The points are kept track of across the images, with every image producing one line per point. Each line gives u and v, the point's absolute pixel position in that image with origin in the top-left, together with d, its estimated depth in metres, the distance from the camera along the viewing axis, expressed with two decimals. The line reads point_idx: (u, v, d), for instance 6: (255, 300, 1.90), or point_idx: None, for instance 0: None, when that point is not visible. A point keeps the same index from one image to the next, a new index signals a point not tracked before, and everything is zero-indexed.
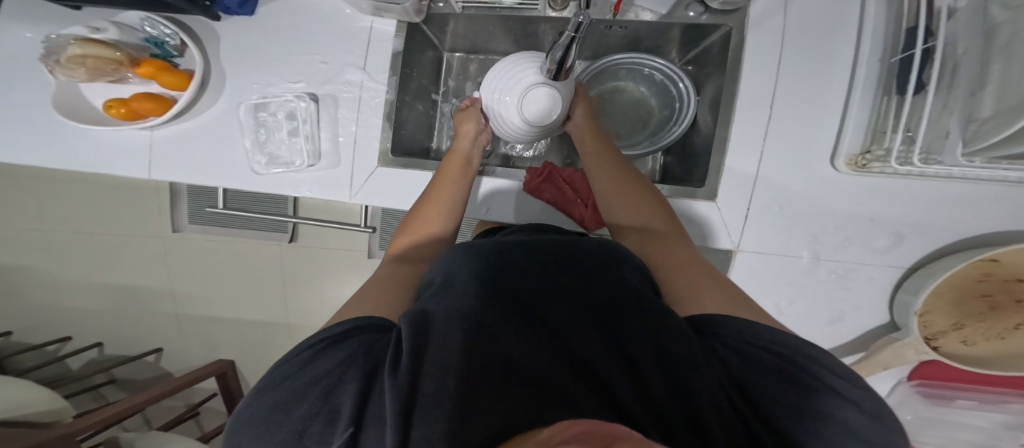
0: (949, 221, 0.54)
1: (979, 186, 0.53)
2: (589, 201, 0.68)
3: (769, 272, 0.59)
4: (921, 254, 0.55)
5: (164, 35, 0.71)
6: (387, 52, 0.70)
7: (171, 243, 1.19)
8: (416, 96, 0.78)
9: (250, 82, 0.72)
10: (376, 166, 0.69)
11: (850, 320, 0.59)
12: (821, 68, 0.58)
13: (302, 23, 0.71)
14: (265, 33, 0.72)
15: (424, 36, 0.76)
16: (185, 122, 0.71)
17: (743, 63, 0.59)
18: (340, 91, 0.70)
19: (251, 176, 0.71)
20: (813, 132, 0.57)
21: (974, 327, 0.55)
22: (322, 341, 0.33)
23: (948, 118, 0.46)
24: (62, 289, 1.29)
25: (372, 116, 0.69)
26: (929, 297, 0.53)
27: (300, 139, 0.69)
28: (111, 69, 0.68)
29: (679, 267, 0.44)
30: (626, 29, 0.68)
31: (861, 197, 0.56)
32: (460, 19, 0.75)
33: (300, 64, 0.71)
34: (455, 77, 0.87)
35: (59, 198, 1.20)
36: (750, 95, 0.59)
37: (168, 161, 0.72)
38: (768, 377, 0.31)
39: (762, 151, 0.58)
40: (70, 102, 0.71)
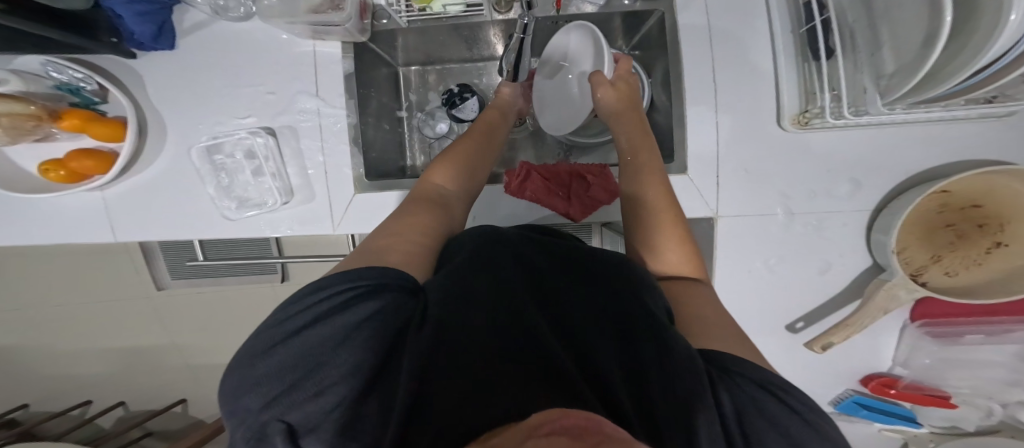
0: (907, 159, 0.56)
1: (932, 125, 0.55)
2: (570, 191, 0.69)
3: (750, 235, 0.61)
4: (881, 197, 0.57)
5: (77, 81, 0.69)
6: (338, 74, 0.70)
7: (158, 299, 1.17)
8: (379, 115, 0.78)
9: (196, 125, 0.71)
10: (349, 194, 0.69)
11: (837, 267, 0.61)
12: (760, 34, 0.59)
13: (252, 59, 0.71)
14: (210, 73, 0.71)
15: (374, 54, 0.76)
16: (131, 176, 0.71)
17: (681, 41, 0.60)
18: (297, 121, 0.70)
19: (223, 223, 0.71)
20: (765, 94, 0.59)
21: (951, 256, 0.56)
22: (360, 288, 0.35)
23: (860, 76, 0.47)
24: (60, 361, 1.27)
25: (336, 143, 0.70)
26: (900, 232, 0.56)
27: (266, 178, 0.68)
28: (32, 125, 0.66)
29: None
30: (571, 23, 0.69)
31: (821, 150, 0.58)
32: (408, 33, 0.75)
33: (253, 101, 0.71)
34: (416, 89, 0.87)
35: (30, 274, 1.17)
36: (697, 70, 0.60)
37: (130, 219, 0.71)
38: (757, 403, 0.30)
39: (719, 122, 0.60)
40: (11, 171, 0.70)
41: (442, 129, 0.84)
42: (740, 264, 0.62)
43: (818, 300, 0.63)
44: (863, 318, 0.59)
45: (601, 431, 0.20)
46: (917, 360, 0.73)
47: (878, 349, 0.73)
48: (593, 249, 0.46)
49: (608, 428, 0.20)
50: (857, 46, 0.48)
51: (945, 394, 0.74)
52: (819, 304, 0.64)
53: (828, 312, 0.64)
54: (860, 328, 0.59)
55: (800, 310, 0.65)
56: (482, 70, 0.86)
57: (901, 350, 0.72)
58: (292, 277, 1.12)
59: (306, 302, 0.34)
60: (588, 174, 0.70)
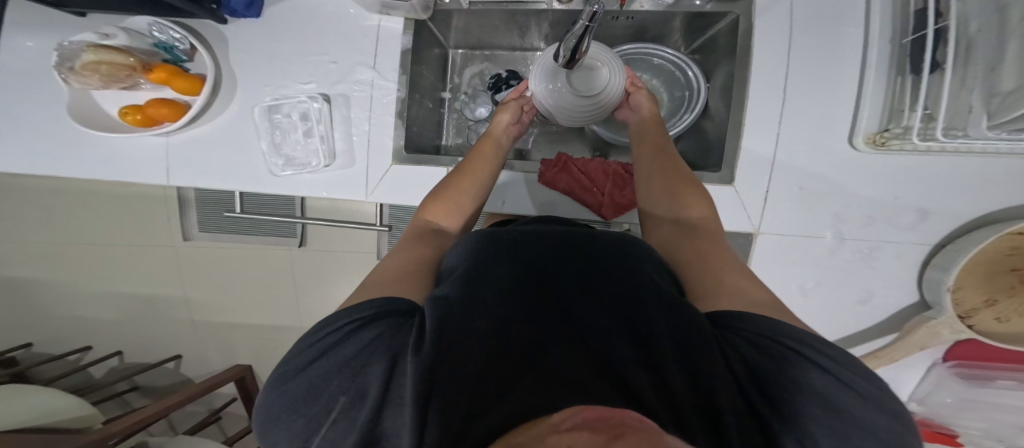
0: (974, 194, 0.53)
1: (1008, 162, 0.52)
2: (605, 189, 0.68)
3: (793, 255, 0.59)
4: (943, 231, 0.55)
5: (174, 40, 0.71)
6: (394, 50, 0.71)
7: (187, 250, 1.21)
8: (424, 93, 0.78)
9: (261, 85, 0.73)
10: (390, 163, 0.70)
11: (878, 299, 0.59)
12: (835, 49, 0.57)
13: (310, 27, 0.73)
14: (271, 35, 0.73)
15: (431, 33, 0.77)
16: (195, 128, 0.73)
17: (752, 49, 0.59)
18: (351, 91, 0.71)
19: (269, 178, 0.72)
20: (830, 111, 0.57)
21: (1008, 302, 0.54)
22: (343, 327, 0.34)
23: (968, 93, 0.46)
24: (83, 298, 1.32)
25: (383, 115, 0.71)
26: (961, 273, 0.52)
27: (315, 139, 0.70)
28: (124, 75, 0.70)
29: (722, 258, 0.43)
30: (632, 20, 0.68)
31: (881, 176, 0.56)
32: (465, 15, 0.75)
33: (312, 66, 0.72)
34: (461, 72, 0.87)
35: (74, 210, 1.23)
36: (762, 80, 0.59)
37: (185, 166, 0.73)
38: (783, 366, 0.30)
39: (778, 134, 0.58)
40: (89, 110, 0.73)
41: (482, 113, 0.83)
42: (778, 284, 0.60)
43: (852, 330, 0.61)
44: (896, 352, 0.58)
45: (623, 425, 0.20)
46: (938, 400, 0.70)
47: (901, 387, 0.70)
48: (596, 234, 0.41)
49: (629, 420, 0.21)
50: (975, 60, 0.46)
51: (955, 433, 0.70)
52: (850, 334, 0.61)
53: (859, 344, 0.61)
54: (891, 361, 0.58)
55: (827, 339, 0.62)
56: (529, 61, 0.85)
57: (925, 391, 0.70)
58: (311, 244, 1.14)
59: (307, 342, 0.35)
60: (627, 172, 0.70)
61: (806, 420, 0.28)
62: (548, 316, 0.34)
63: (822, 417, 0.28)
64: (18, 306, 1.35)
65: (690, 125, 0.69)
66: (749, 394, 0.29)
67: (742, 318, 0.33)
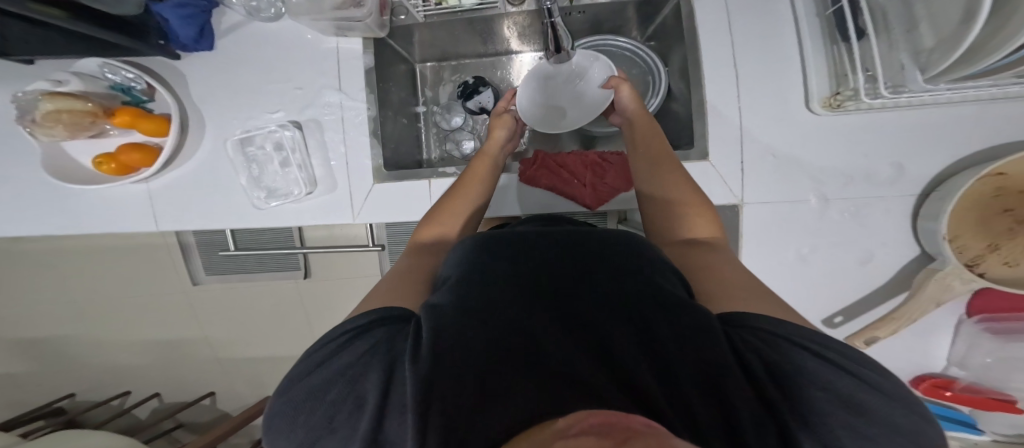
0: (940, 143, 0.53)
1: (965, 108, 0.52)
2: (586, 180, 0.68)
3: (786, 223, 0.58)
4: (922, 182, 0.55)
5: (129, 81, 0.75)
6: (357, 69, 0.74)
7: (196, 293, 1.23)
8: (397, 111, 0.81)
9: (229, 119, 0.75)
10: (370, 184, 0.73)
11: (879, 257, 0.58)
12: (774, 22, 0.58)
13: (278, 58, 0.75)
14: (235, 70, 0.76)
15: (392, 50, 0.79)
16: (173, 170, 0.75)
17: (699, 28, 0.59)
18: (320, 115, 0.74)
19: (253, 211, 0.75)
20: (787, 79, 0.57)
21: (1013, 244, 0.52)
22: (348, 332, 0.36)
23: (897, 54, 0.47)
24: (108, 351, 1.35)
25: (358, 135, 0.73)
26: (954, 221, 0.52)
27: (293, 169, 0.73)
28: (88, 121, 0.72)
29: (712, 267, 0.43)
30: (585, 14, 0.68)
31: (850, 136, 0.56)
32: (423, 28, 0.77)
33: (278, 96, 0.75)
34: (431, 85, 0.89)
35: (76, 268, 1.25)
36: (715, 57, 0.58)
37: (171, 209, 0.76)
38: (790, 361, 0.30)
39: (741, 109, 0.58)
40: (69, 166, 0.75)
41: (457, 122, 0.86)
42: (776, 255, 0.60)
43: (859, 291, 0.60)
44: (912, 312, 0.56)
45: (635, 430, 0.20)
46: (971, 354, 0.68)
47: (927, 343, 0.69)
48: (596, 231, 0.41)
49: (636, 422, 0.22)
50: (892, 24, 0.48)
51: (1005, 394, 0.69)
52: (860, 298, 0.61)
53: (873, 307, 0.61)
54: (908, 322, 0.56)
55: (840, 303, 0.61)
56: (496, 66, 0.87)
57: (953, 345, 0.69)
58: (316, 274, 1.15)
59: (316, 353, 0.36)
60: (605, 161, 0.70)
61: (827, 417, 0.27)
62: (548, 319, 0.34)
63: (839, 412, 0.27)
64: (53, 365, 1.39)
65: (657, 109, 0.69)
66: (765, 390, 0.29)
67: (743, 319, 0.33)
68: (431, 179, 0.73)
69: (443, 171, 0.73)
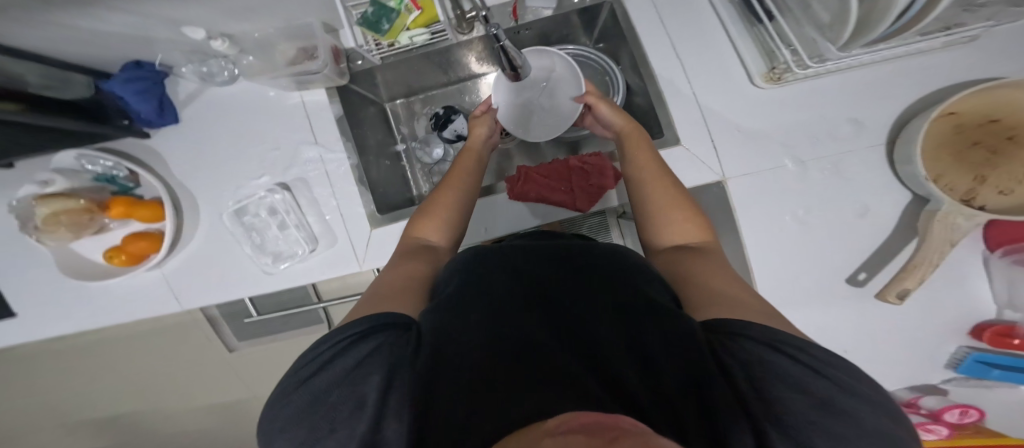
0: (879, 94, 0.59)
1: (887, 66, 0.59)
2: (572, 185, 0.70)
3: (770, 190, 0.60)
4: (886, 129, 0.59)
5: (110, 170, 0.80)
6: (327, 118, 0.80)
7: (235, 360, 1.28)
8: (377, 154, 0.86)
9: (221, 191, 0.82)
10: (366, 229, 0.77)
11: (875, 208, 0.59)
12: (697, 11, 0.65)
13: (258, 122, 0.83)
14: (216, 142, 0.83)
15: (358, 95, 0.84)
16: (182, 249, 0.81)
17: (636, 27, 0.65)
18: (305, 173, 0.80)
19: (264, 276, 0.79)
20: (726, 61, 0.63)
21: (998, 173, 0.54)
22: (355, 334, 0.38)
23: (804, 26, 0.53)
24: (169, 422, 1.43)
25: (346, 185, 0.78)
26: (929, 160, 0.56)
27: (292, 230, 0.77)
28: (86, 217, 0.79)
29: (706, 269, 0.44)
30: (532, 30, 0.72)
31: (800, 102, 0.61)
32: (383, 69, 0.83)
33: (259, 161, 0.82)
34: (406, 122, 0.94)
35: (114, 356, 1.28)
36: (657, 52, 0.64)
37: (190, 287, 0.80)
38: (771, 364, 0.30)
39: (694, 93, 0.63)
40: (87, 265, 0.82)
41: (438, 153, 0.91)
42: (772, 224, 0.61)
43: (871, 246, 0.60)
44: (932, 257, 0.55)
45: (620, 428, 0.22)
46: None
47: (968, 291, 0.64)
48: (595, 249, 0.44)
49: (622, 421, 0.22)
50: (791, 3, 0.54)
51: None
52: (872, 252, 0.60)
53: (889, 258, 0.60)
54: (932, 268, 0.54)
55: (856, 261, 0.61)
56: (462, 92, 0.93)
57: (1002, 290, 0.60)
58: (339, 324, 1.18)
59: (323, 350, 0.38)
60: (584, 164, 0.70)
61: (799, 420, 0.28)
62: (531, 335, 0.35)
63: (817, 417, 0.27)
64: (129, 441, 1.47)
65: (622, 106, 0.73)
66: (743, 391, 0.29)
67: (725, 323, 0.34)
68: None
69: None
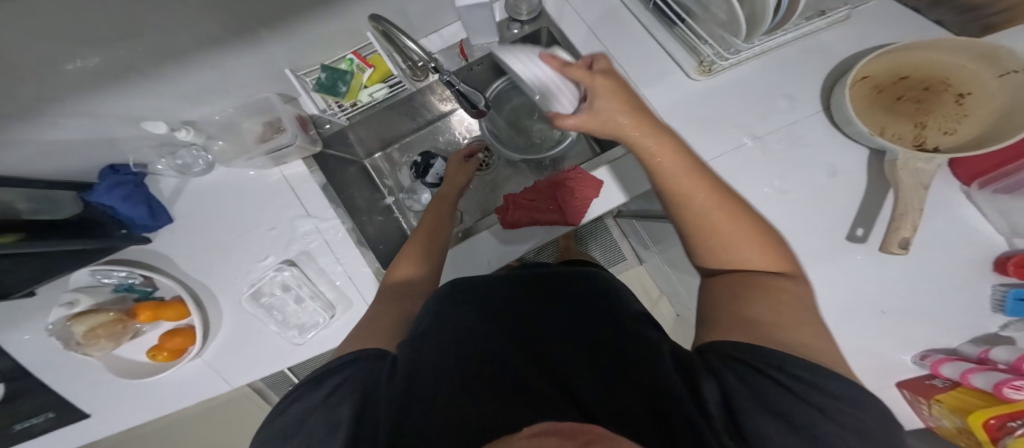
0: (797, 68, 0.71)
1: (794, 47, 0.72)
2: (559, 203, 0.72)
3: (739, 167, 0.69)
4: (818, 99, 0.70)
5: (126, 278, 0.82)
6: (313, 187, 0.85)
7: None
8: (372, 213, 0.97)
9: (234, 279, 0.85)
10: (378, 286, 0.81)
11: (841, 168, 0.67)
12: (619, 24, 0.79)
13: (253, 204, 0.87)
14: (218, 230, 0.86)
15: (335, 157, 0.90)
16: (214, 337, 0.84)
17: (575, 44, 0.80)
18: (309, 245, 0.85)
19: (292, 348, 0.83)
20: (660, 64, 0.75)
21: (932, 118, 0.65)
22: (339, 366, 0.40)
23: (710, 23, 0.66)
24: None
25: (349, 249, 0.84)
26: (871, 122, 0.67)
27: (309, 301, 0.82)
28: (120, 327, 0.82)
29: (747, 283, 0.42)
30: (484, 64, 0.88)
31: (732, 87, 0.72)
32: (352, 127, 0.89)
33: (263, 242, 0.86)
34: (389, 174, 1.03)
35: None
36: (600, 62, 0.77)
37: (231, 370, 0.84)
38: (753, 383, 0.32)
39: (641, 92, 0.75)
40: (129, 367, 0.85)
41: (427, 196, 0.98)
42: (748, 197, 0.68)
43: (853, 199, 0.66)
44: (913, 200, 0.58)
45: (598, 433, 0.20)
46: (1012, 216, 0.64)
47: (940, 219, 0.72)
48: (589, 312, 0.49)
49: (602, 425, 0.20)
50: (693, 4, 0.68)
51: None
52: (856, 205, 0.66)
53: (873, 210, 0.65)
54: (918, 210, 0.57)
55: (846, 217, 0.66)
56: (434, 133, 1.03)
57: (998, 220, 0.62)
58: None
59: (300, 383, 0.39)
60: (566, 180, 0.72)
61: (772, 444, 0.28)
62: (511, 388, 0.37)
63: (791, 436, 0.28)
64: None
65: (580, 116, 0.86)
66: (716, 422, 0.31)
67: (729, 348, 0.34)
68: None
69: None
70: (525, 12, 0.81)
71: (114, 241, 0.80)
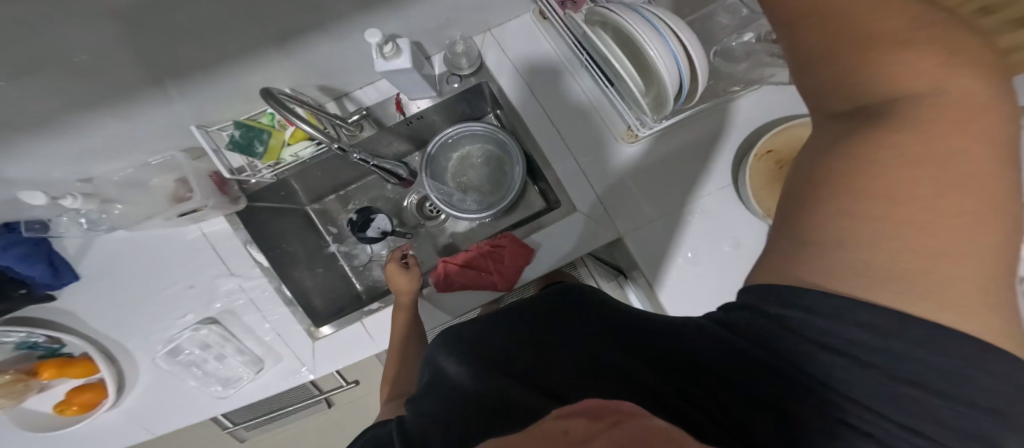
0: (712, 135, 0.76)
1: (717, 112, 0.76)
2: (492, 268, 0.80)
3: (655, 239, 0.74)
4: (727, 173, 0.74)
5: (27, 337, 0.81)
6: (234, 247, 0.85)
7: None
8: (309, 263, 0.95)
9: (150, 335, 0.86)
10: (307, 341, 0.84)
11: (745, 241, 0.71)
12: (556, 80, 0.83)
13: (172, 261, 0.85)
14: (134, 285, 0.86)
15: (267, 209, 0.89)
16: (130, 390, 0.86)
17: (511, 101, 0.85)
18: (231, 303, 0.85)
19: (215, 401, 0.85)
20: (592, 122, 0.81)
21: None
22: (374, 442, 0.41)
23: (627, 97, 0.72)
24: None
25: (275, 307, 0.85)
26: (766, 198, 0.69)
27: (234, 357, 0.84)
28: (23, 384, 0.86)
29: (905, 156, 0.29)
30: (424, 116, 0.89)
31: (656, 150, 0.77)
32: (281, 182, 0.87)
33: (179, 300, 0.85)
34: (330, 220, 1.02)
35: None
36: (529, 117, 0.83)
37: (150, 421, 0.86)
38: (830, 380, 0.30)
39: (569, 149, 0.80)
40: (39, 421, 0.88)
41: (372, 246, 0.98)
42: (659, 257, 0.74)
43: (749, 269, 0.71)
44: None
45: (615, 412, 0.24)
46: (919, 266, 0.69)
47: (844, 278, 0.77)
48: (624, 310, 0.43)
49: (626, 404, 0.25)
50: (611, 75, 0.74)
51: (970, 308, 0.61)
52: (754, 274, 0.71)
53: None
54: None
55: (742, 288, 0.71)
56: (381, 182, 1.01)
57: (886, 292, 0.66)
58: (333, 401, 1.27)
59: None
60: (496, 246, 0.80)
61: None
62: (576, 373, 0.36)
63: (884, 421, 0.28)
64: None
65: (525, 169, 0.86)
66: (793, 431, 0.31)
67: (745, 324, 0.35)
68: (363, 319, 0.84)
69: (368, 308, 0.86)
70: (465, 65, 0.86)
71: (12, 301, 0.80)
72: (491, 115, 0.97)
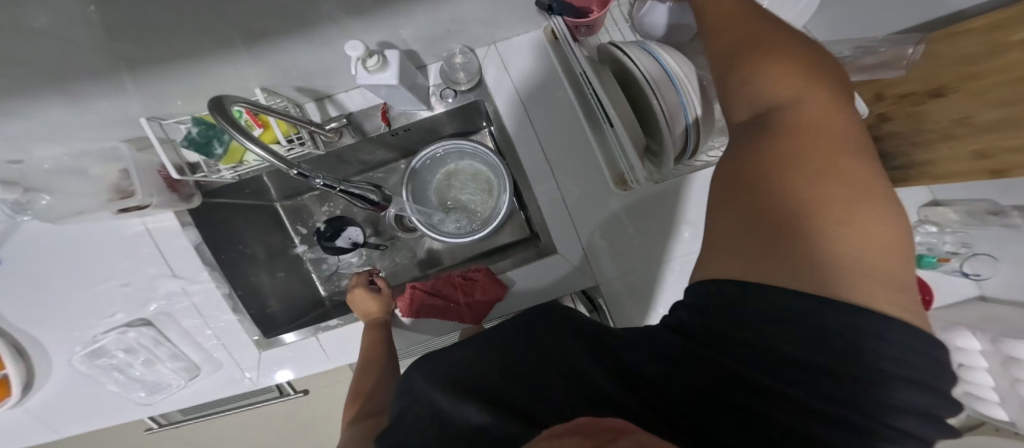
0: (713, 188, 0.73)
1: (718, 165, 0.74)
2: (462, 301, 0.77)
3: (633, 287, 0.75)
4: None
5: None
6: (179, 246, 0.76)
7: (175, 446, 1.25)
8: (270, 265, 0.86)
9: (70, 330, 0.75)
10: (254, 353, 0.77)
11: None
12: (556, 107, 0.80)
13: (105, 251, 0.76)
14: (62, 273, 0.76)
15: (229, 205, 0.81)
16: (39, 388, 0.76)
17: (506, 124, 0.81)
18: (168, 305, 0.76)
19: (136, 408, 0.76)
20: (588, 155, 0.78)
21: None
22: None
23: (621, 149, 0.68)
24: None
25: (217, 314, 0.77)
26: None
27: (165, 363, 0.76)
28: None
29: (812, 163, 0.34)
30: (412, 128, 0.85)
31: (652, 195, 0.75)
32: (248, 179, 0.80)
33: (110, 296, 0.75)
34: (301, 220, 0.94)
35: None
36: (523, 143, 0.80)
37: (59, 423, 0.76)
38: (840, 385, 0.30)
39: (558, 183, 0.78)
40: None
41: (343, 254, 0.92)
42: (632, 298, 0.75)
43: None
44: None
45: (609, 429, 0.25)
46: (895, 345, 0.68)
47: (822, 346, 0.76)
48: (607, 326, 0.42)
49: (613, 421, 0.26)
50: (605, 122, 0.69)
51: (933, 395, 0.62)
52: None
53: None
54: None
55: None
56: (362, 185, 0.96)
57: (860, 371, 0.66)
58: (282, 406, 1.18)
59: None
60: (470, 279, 0.78)
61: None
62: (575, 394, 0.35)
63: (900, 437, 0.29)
64: None
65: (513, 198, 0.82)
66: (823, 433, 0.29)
67: (724, 338, 0.35)
68: (318, 334, 0.77)
69: (325, 323, 0.78)
70: (464, 80, 0.83)
71: None
72: (485, 130, 0.93)
